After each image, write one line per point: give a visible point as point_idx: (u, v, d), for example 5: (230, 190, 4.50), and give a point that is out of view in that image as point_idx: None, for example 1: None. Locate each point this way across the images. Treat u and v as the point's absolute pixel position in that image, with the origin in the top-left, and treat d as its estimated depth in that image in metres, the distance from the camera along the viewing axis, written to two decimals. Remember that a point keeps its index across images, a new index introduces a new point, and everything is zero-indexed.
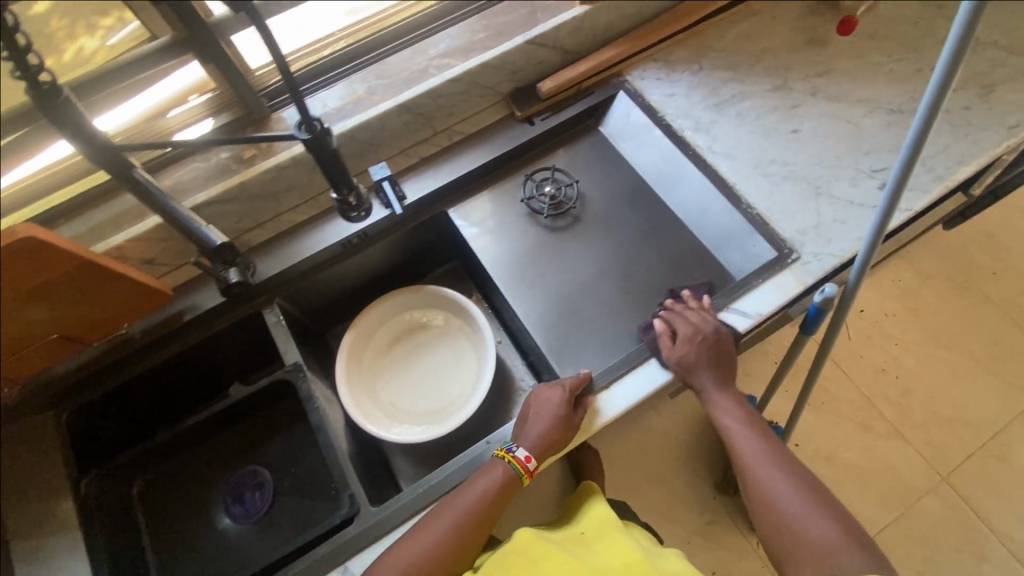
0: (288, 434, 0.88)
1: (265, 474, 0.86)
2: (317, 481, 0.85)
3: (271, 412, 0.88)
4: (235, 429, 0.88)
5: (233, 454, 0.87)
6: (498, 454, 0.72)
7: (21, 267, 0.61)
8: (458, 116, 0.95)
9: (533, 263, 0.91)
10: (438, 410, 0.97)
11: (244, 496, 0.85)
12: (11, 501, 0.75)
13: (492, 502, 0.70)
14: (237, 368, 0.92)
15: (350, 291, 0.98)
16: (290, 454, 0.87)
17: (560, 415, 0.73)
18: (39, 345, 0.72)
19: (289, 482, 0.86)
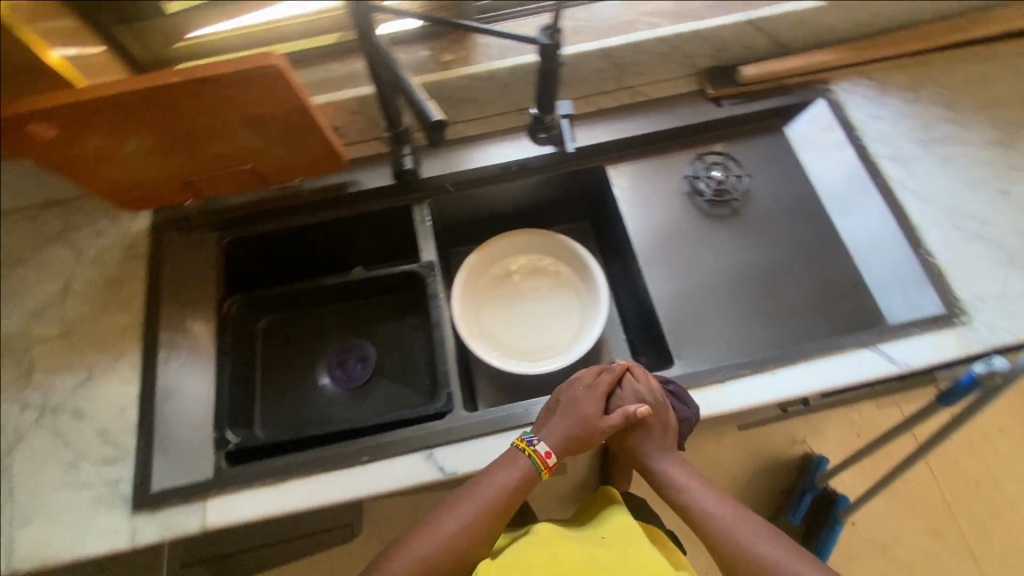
0: (400, 323, 0.94)
1: (369, 351, 0.93)
2: (414, 373, 0.90)
3: (392, 299, 0.95)
4: (356, 304, 0.95)
5: (348, 324, 0.95)
6: (520, 446, 0.71)
7: (249, 93, 0.66)
8: (647, 77, 0.94)
9: (680, 242, 0.88)
10: (531, 351, 0.98)
11: (347, 361, 0.92)
12: (166, 295, 0.84)
13: (514, 493, 0.69)
14: (369, 253, 0.98)
15: (487, 215, 1.01)
16: (396, 342, 0.93)
17: (584, 419, 0.73)
18: (232, 168, 0.79)
19: (389, 366, 0.92)
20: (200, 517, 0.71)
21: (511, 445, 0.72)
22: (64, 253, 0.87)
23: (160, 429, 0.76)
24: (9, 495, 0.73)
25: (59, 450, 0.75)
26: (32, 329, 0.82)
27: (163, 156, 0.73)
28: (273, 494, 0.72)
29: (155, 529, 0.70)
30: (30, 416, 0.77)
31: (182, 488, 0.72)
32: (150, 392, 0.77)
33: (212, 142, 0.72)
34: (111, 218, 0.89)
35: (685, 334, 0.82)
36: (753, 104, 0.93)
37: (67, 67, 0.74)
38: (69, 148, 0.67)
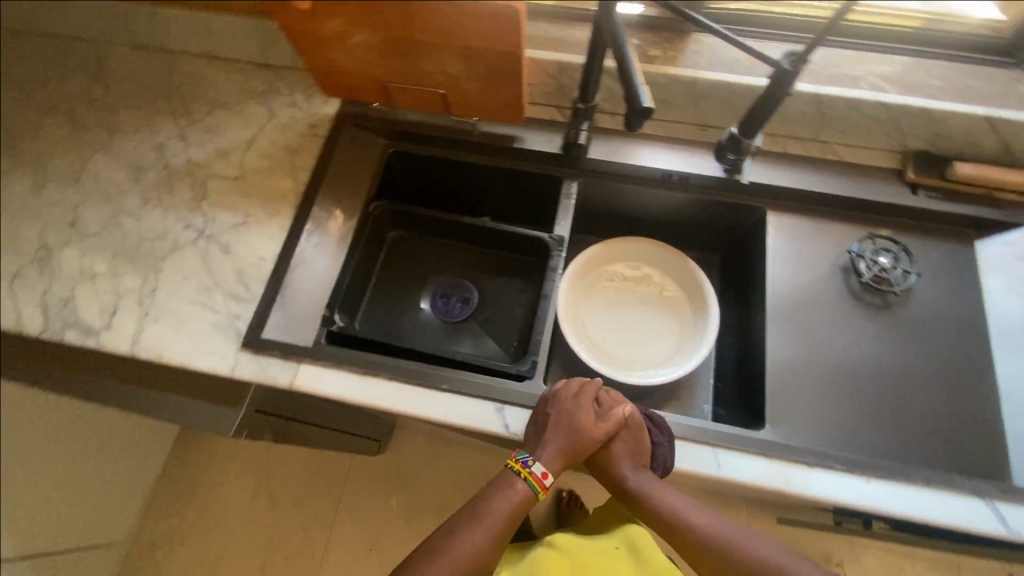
0: (510, 282, 0.97)
1: (473, 295, 0.97)
2: (506, 331, 0.93)
3: (511, 257, 0.98)
4: (477, 248, 1.00)
5: (463, 264, 0.99)
6: (514, 469, 0.73)
7: (480, 25, 0.69)
8: (847, 138, 0.89)
9: (815, 313, 0.83)
10: (616, 356, 0.97)
11: (451, 292, 0.97)
12: (329, 177, 0.92)
13: (515, 515, 0.72)
14: (507, 207, 1.01)
15: (628, 214, 1.00)
16: (499, 297, 0.96)
17: (574, 434, 0.73)
18: (426, 86, 0.84)
19: (485, 315, 0.95)
20: (291, 375, 0.78)
21: (506, 464, 0.75)
22: (260, 111, 0.97)
23: (285, 288, 0.84)
24: (152, 292, 0.84)
25: (201, 272, 0.84)
26: (214, 163, 0.93)
27: (378, 57, 0.79)
28: (357, 381, 0.78)
29: (253, 369, 0.78)
30: (189, 235, 0.87)
31: (285, 345, 0.80)
32: (287, 254, 0.85)
33: (424, 58, 0.77)
34: (307, 95, 0.98)
35: (786, 403, 0.78)
36: (951, 205, 0.86)
37: None
38: (312, 23, 0.74)
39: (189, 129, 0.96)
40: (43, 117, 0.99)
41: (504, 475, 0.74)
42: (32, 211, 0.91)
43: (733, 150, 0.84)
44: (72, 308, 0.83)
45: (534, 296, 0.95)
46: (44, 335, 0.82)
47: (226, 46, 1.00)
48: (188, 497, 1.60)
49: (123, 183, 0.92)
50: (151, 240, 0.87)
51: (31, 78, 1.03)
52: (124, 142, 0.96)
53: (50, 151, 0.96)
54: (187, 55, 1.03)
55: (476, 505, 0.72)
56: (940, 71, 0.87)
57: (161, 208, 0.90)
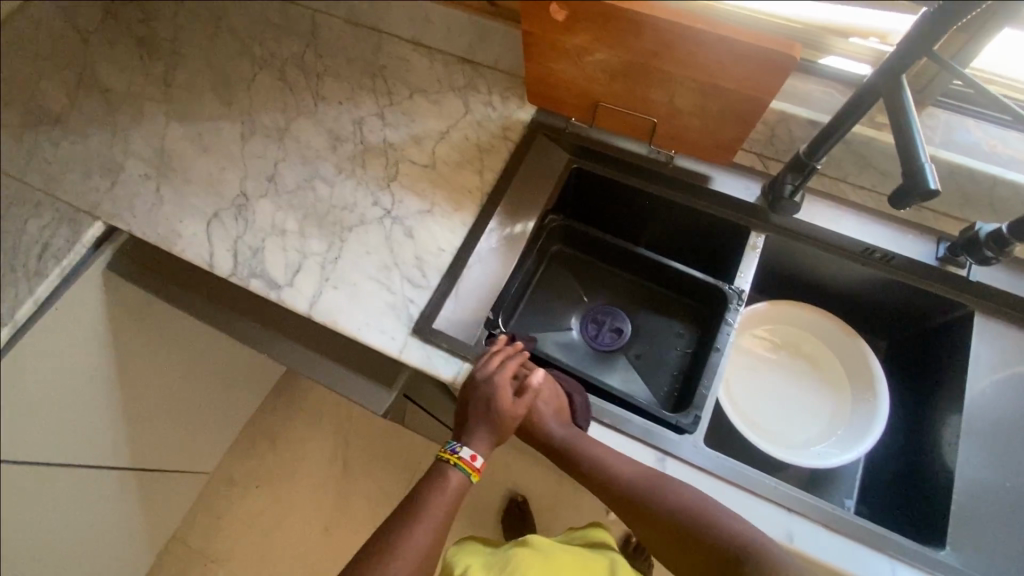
0: (667, 322, 0.94)
1: (626, 328, 0.94)
2: (657, 373, 0.90)
3: (672, 296, 0.95)
4: (638, 281, 0.97)
5: (621, 294, 0.97)
6: (443, 457, 0.76)
7: (740, 68, 0.67)
8: None
9: (1018, 437, 0.75)
10: (762, 426, 0.92)
11: (602, 318, 0.96)
12: (513, 183, 0.92)
13: (457, 500, 0.75)
14: (676, 246, 0.99)
15: (805, 281, 0.95)
16: (653, 335, 0.93)
17: (490, 408, 0.75)
18: (644, 114, 0.82)
19: (636, 351, 0.93)
20: (455, 371, 0.78)
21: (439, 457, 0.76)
22: (457, 104, 0.99)
23: (461, 283, 0.84)
24: (335, 260, 0.86)
25: (383, 251, 0.87)
26: (408, 147, 0.95)
27: (607, 78, 0.79)
28: (516, 391, 0.78)
29: (421, 356, 0.79)
30: (376, 212, 0.90)
31: (452, 340, 0.80)
32: (468, 250, 0.86)
33: (656, 88, 0.76)
34: (504, 97, 0.99)
35: (977, 529, 0.70)
36: None
37: None
38: (558, 36, 0.74)
39: (388, 110, 0.99)
40: (257, 73, 1.05)
41: (435, 466, 0.76)
42: (236, 159, 0.97)
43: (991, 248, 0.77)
44: (260, 258, 0.87)
45: (691, 343, 0.91)
46: (233, 279, 0.86)
47: (436, 36, 1.03)
48: (270, 445, 1.65)
49: (321, 149, 0.96)
50: (341, 210, 0.90)
51: (251, 35, 1.10)
52: (327, 110, 1.00)
53: (259, 105, 1.02)
54: (396, 39, 1.06)
55: (417, 499, 0.73)
56: None
57: (353, 181, 0.93)
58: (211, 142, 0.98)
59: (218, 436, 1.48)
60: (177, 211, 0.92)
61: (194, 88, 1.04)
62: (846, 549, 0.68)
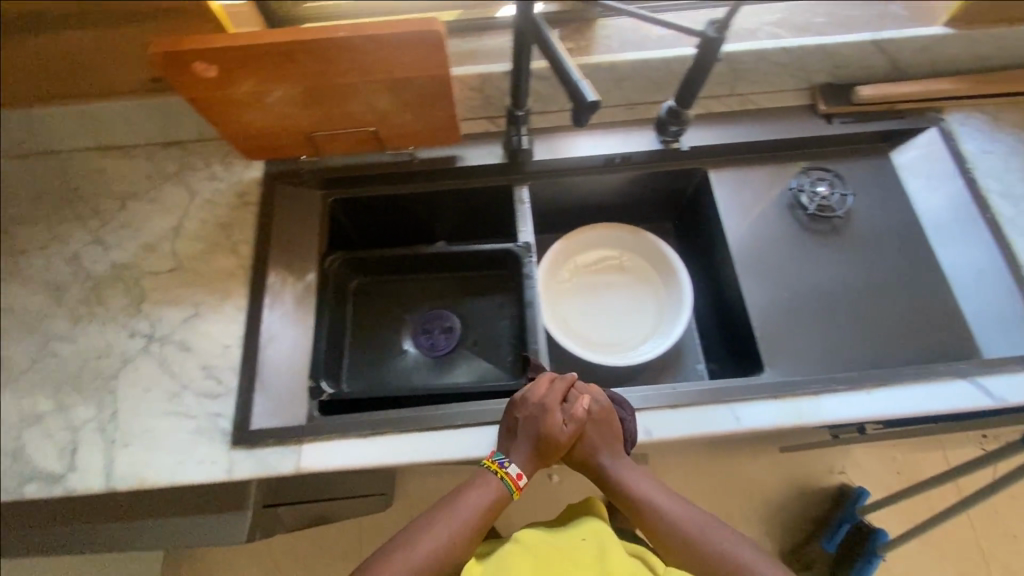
0: (488, 300, 0.95)
1: (455, 322, 0.94)
2: (499, 350, 0.92)
3: (480, 275, 0.97)
4: (445, 275, 0.97)
5: (436, 295, 0.96)
6: (489, 465, 0.73)
7: (404, 56, 0.67)
8: (760, 86, 0.94)
9: (777, 253, 0.88)
10: (607, 343, 0.99)
11: (430, 324, 0.94)
12: (273, 242, 0.86)
13: (486, 518, 0.71)
14: (463, 228, 1.01)
15: (579, 206, 1.03)
16: (481, 318, 0.94)
17: (534, 427, 0.73)
18: (358, 129, 0.81)
19: (473, 339, 0.93)
20: (296, 460, 0.73)
21: (483, 465, 0.73)
22: (178, 193, 0.90)
23: (262, 370, 0.78)
24: (114, 416, 0.76)
25: (164, 379, 0.78)
26: (144, 260, 0.85)
27: (302, 111, 0.76)
28: (366, 445, 0.74)
29: (252, 466, 0.72)
30: (138, 343, 0.80)
31: (279, 431, 0.74)
32: (256, 333, 0.80)
33: (350, 102, 0.75)
34: (225, 164, 0.92)
35: (777, 342, 0.82)
36: (864, 125, 0.93)
37: (224, 16, 0.76)
38: (224, 91, 0.70)
39: (103, 231, 0.88)
40: None
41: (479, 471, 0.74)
42: None
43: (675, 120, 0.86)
44: (23, 460, 0.74)
45: (515, 308, 0.94)
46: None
47: (120, 133, 0.92)
48: None
49: (42, 307, 0.83)
50: (96, 360, 0.79)
51: None
52: (31, 262, 0.86)
53: None
54: (78, 153, 0.93)
55: (454, 503, 0.72)
56: (821, 9, 0.94)
57: (97, 323, 0.81)
58: None
59: None
60: None
61: None
62: (694, 418, 0.75)
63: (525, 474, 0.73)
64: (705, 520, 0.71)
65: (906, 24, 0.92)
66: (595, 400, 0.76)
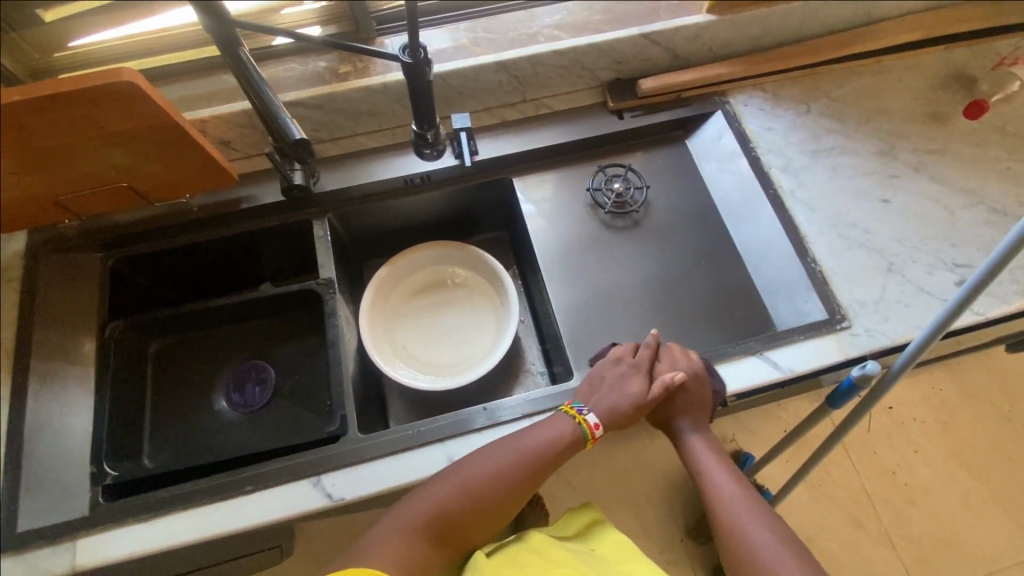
0: (303, 343, 0.92)
1: (270, 373, 0.90)
2: (317, 395, 0.88)
3: (293, 317, 0.93)
4: (257, 323, 0.93)
5: (248, 346, 0.92)
6: (567, 410, 0.73)
7: (111, 108, 0.63)
8: (550, 89, 0.94)
9: (581, 254, 0.89)
10: (446, 365, 0.97)
11: (243, 381, 0.89)
12: (36, 319, 0.78)
13: (550, 458, 0.70)
14: (276, 269, 0.96)
15: (397, 230, 1.01)
16: (298, 363, 0.91)
17: (624, 382, 0.75)
18: (105, 186, 0.75)
19: (290, 387, 0.89)
20: (70, 558, 0.67)
21: (560, 410, 0.74)
22: None
23: (27, 463, 0.71)
24: None
25: None
26: None
27: (27, 179, 0.69)
28: (147, 529, 0.68)
29: (21, 572, 0.66)
30: None
31: (48, 528, 0.68)
32: (19, 422, 0.72)
33: (79, 162, 0.69)
34: None
35: (583, 344, 0.82)
36: (654, 115, 0.95)
37: None
38: None
39: None
40: None
41: (557, 412, 0.73)
42: None
43: (428, 142, 0.84)
44: None
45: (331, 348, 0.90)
46: None
47: None
48: None
49: None
50: None
51: None
52: None
53: None
54: None
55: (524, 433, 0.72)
56: (598, 6, 0.95)
57: None
58: None
59: None
60: None
61: None
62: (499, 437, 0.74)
63: (601, 425, 0.73)
64: (749, 515, 0.71)
65: (676, 12, 0.94)
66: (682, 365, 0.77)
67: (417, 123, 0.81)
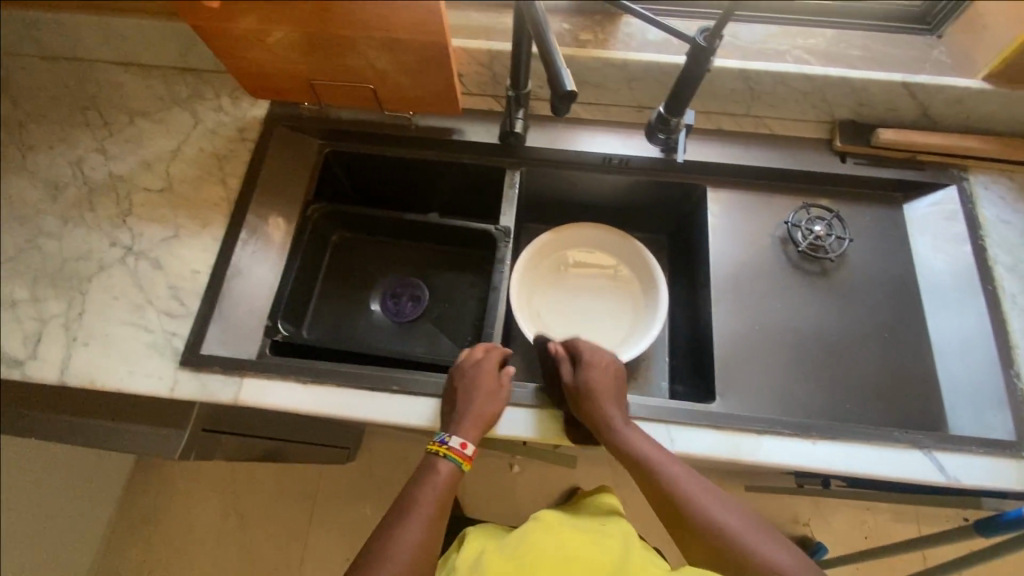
0: (459, 277, 0.97)
1: (424, 293, 0.96)
2: (461, 327, 0.94)
3: (457, 251, 0.98)
4: (424, 245, 0.99)
5: (411, 264, 0.98)
6: (436, 450, 0.72)
7: (403, 19, 0.67)
8: (778, 112, 0.91)
9: (755, 284, 0.85)
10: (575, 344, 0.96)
11: (400, 292, 0.96)
12: (261, 181, 0.88)
13: (448, 496, 0.71)
14: (454, 203, 1.02)
15: (573, 202, 1.02)
16: (451, 294, 0.96)
17: (472, 391, 0.73)
18: (355, 83, 0.81)
19: (438, 312, 0.95)
20: (235, 391, 0.75)
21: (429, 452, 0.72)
22: (184, 118, 0.93)
23: (223, 300, 0.80)
24: (80, 316, 0.79)
25: (132, 290, 0.81)
26: (138, 176, 0.88)
27: (302, 57, 0.77)
28: (303, 390, 0.75)
29: (195, 387, 0.75)
30: (116, 252, 0.83)
31: (225, 360, 0.76)
32: (226, 263, 0.82)
33: (348, 55, 0.75)
34: (234, 98, 0.94)
35: (734, 373, 0.80)
36: (879, 170, 0.89)
37: None
38: (226, 23, 0.71)
39: (108, 141, 0.91)
40: None
41: (423, 461, 0.73)
42: None
43: (665, 126, 0.82)
44: None
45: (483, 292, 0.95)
46: None
47: (142, 52, 0.95)
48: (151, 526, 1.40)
49: (40, 203, 0.87)
50: (75, 261, 0.83)
51: None
52: (39, 159, 0.90)
53: None
54: (102, 64, 0.97)
55: (406, 496, 0.70)
56: (859, 41, 0.90)
57: (84, 227, 0.85)
58: None
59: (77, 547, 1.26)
60: None
61: None
62: None
63: (470, 445, 0.71)
64: (737, 520, 0.67)
65: (945, 71, 0.86)
66: (594, 371, 0.77)
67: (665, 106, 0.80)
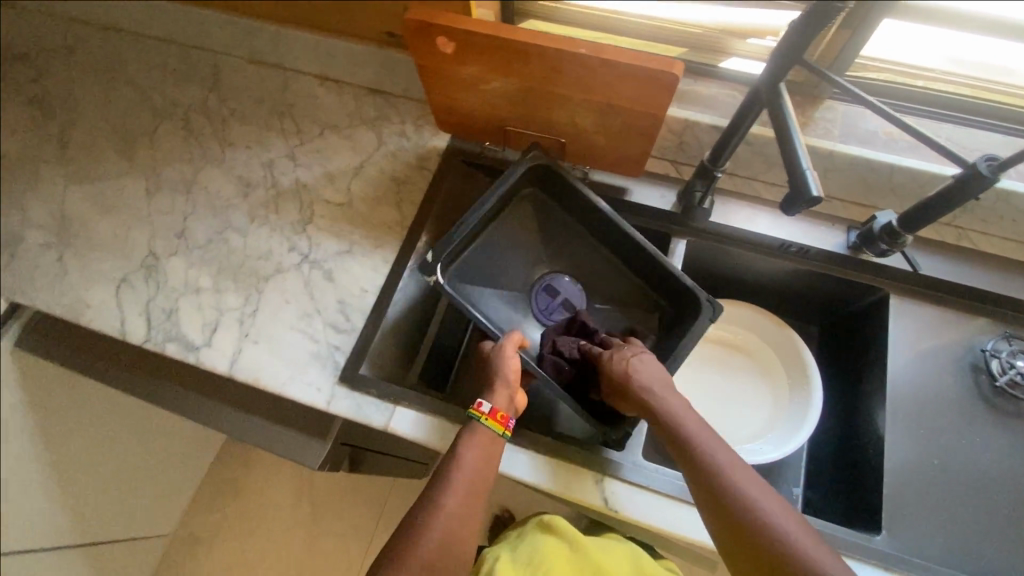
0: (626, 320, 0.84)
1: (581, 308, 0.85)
2: None
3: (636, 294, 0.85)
4: (607, 262, 0.86)
5: (583, 271, 0.87)
6: (474, 414, 0.70)
7: (632, 88, 0.67)
8: (988, 227, 0.84)
9: (938, 411, 0.78)
10: None
11: (555, 286, 0.86)
12: (431, 209, 0.90)
13: (490, 454, 0.69)
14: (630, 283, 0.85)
15: (730, 280, 0.97)
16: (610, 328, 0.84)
17: (516, 372, 0.72)
18: (549, 133, 0.82)
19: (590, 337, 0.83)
20: (386, 417, 0.76)
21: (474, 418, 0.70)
22: (370, 137, 0.97)
23: (385, 324, 0.82)
24: (253, 314, 0.83)
25: (303, 298, 0.84)
26: (322, 188, 0.93)
27: (508, 103, 0.78)
28: (449, 431, 0.75)
29: (349, 406, 0.77)
30: (293, 258, 0.87)
31: (379, 384, 0.78)
32: (391, 288, 0.84)
33: (556, 110, 0.76)
34: (418, 125, 0.97)
35: (904, 509, 0.72)
36: None
37: None
38: (451, 65, 0.73)
39: (298, 149, 0.97)
40: (157, 124, 1.01)
41: (464, 427, 0.71)
42: (143, 219, 0.92)
43: (885, 239, 0.79)
44: (174, 319, 0.84)
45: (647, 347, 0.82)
46: (147, 345, 0.83)
47: (342, 70, 1.00)
48: (232, 499, 1.52)
49: (232, 198, 0.93)
50: (256, 259, 0.87)
51: (148, 84, 1.05)
52: (236, 156, 0.97)
53: (164, 157, 0.98)
54: (302, 74, 1.03)
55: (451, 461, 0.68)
56: None
57: (268, 228, 0.90)
58: (115, 201, 0.94)
59: (171, 496, 1.40)
60: (83, 278, 0.88)
61: (92, 147, 0.99)
62: None
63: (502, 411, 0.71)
64: (786, 514, 0.57)
65: None
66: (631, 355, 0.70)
67: (897, 222, 0.76)
